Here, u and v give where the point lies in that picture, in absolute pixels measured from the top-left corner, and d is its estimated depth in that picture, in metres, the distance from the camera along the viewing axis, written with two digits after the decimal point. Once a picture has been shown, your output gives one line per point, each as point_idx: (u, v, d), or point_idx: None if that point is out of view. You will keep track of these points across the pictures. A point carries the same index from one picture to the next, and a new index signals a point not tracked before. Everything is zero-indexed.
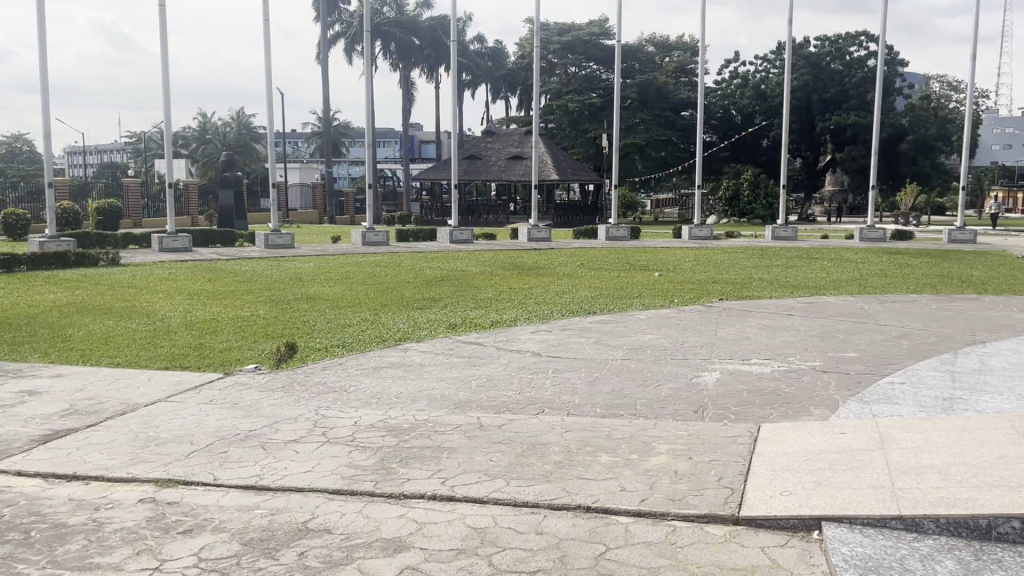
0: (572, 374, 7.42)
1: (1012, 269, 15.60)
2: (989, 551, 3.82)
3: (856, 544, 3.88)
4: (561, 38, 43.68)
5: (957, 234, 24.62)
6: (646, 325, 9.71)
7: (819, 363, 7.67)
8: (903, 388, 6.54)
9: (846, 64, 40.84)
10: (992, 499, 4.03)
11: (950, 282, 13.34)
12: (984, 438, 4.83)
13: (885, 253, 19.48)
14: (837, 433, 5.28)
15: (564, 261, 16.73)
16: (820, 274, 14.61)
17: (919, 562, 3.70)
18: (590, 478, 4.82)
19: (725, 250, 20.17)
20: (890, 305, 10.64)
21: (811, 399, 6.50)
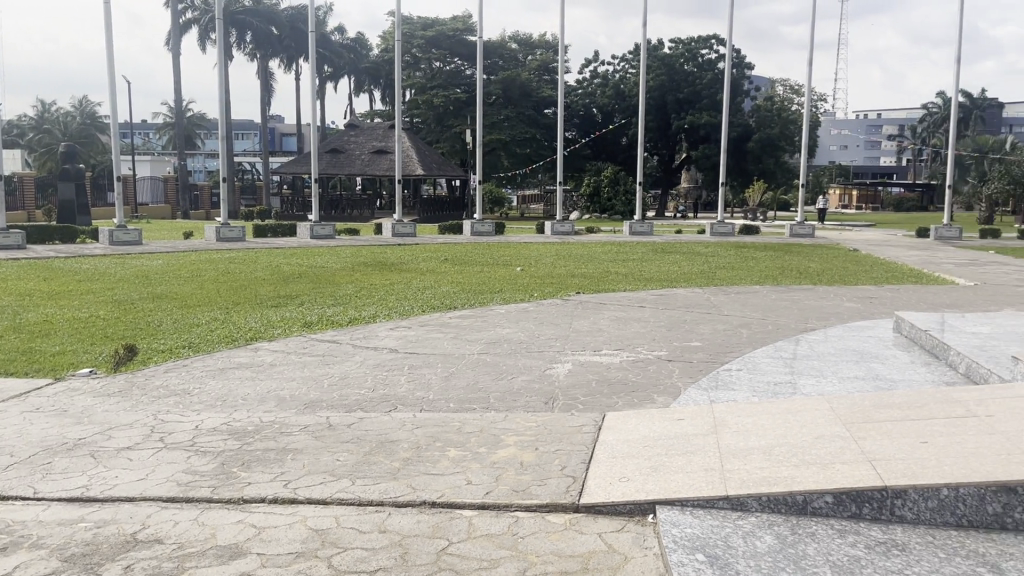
0: (428, 370, 7.41)
1: (845, 262, 16.78)
2: (804, 525, 4.06)
3: (686, 525, 4.05)
4: (424, 32, 43.54)
5: (798, 229, 26.24)
6: (504, 319, 9.82)
7: (665, 352, 7.99)
8: (740, 373, 6.93)
9: (698, 66, 42.70)
10: (808, 477, 4.29)
11: (789, 274, 14.21)
12: (805, 419, 5.18)
13: (733, 247, 20.51)
14: (675, 419, 5.53)
15: (428, 256, 16.70)
16: (673, 267, 15.21)
17: (741, 539, 3.90)
18: (436, 473, 4.82)
19: (586, 244, 20.64)
20: (734, 296, 11.22)
21: (656, 388, 6.75)
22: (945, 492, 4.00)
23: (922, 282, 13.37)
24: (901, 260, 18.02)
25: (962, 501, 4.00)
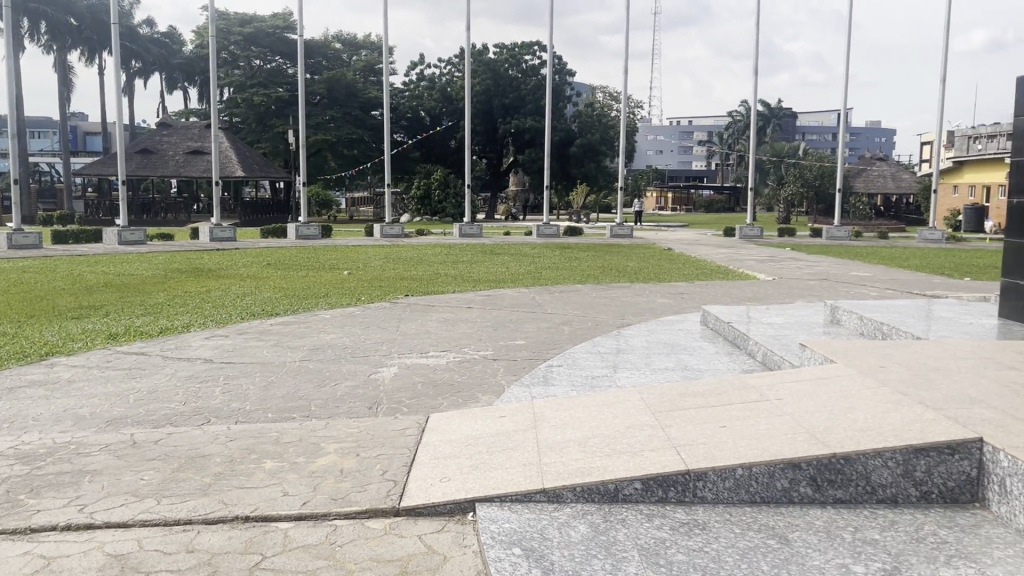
0: (246, 380, 7.11)
1: (660, 260, 17.72)
2: (616, 512, 4.22)
3: (504, 521, 4.11)
4: (242, 29, 41.85)
5: (618, 230, 27.45)
6: (328, 325, 9.60)
7: (490, 352, 8.10)
8: (560, 369, 7.14)
9: (522, 71, 43.73)
10: (619, 466, 4.47)
11: (609, 273, 14.82)
12: (618, 410, 5.41)
13: (558, 247, 21.16)
14: (496, 417, 5.61)
15: (249, 262, 16.05)
16: (500, 268, 15.47)
17: (556, 531, 4.00)
18: (250, 486, 4.63)
19: (414, 247, 20.59)
20: (557, 295, 11.56)
21: (480, 387, 6.83)
22: (740, 472, 4.27)
23: (728, 278, 14.36)
24: (709, 257, 19.26)
25: (755, 479, 4.27)
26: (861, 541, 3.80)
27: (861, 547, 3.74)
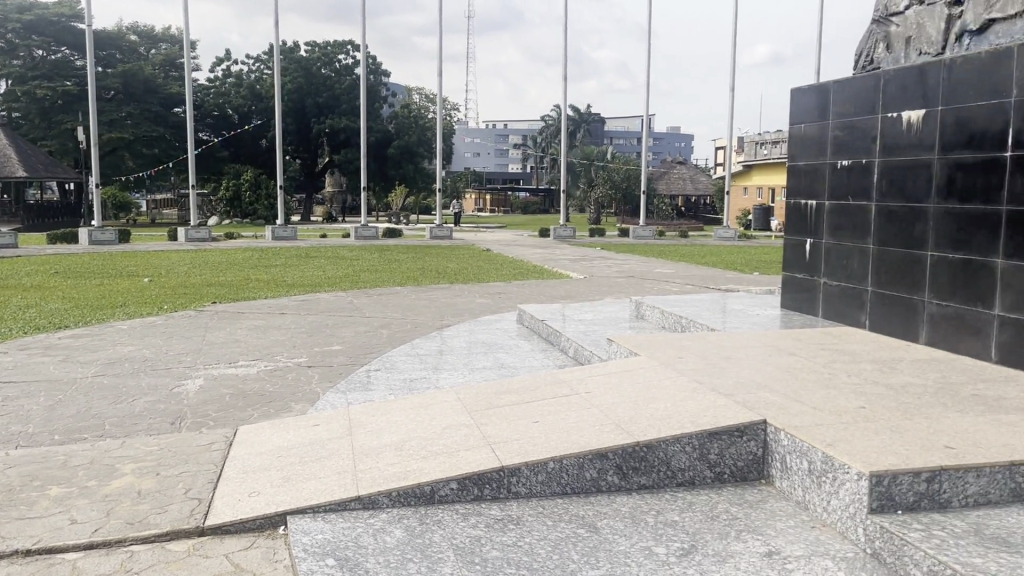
0: (28, 400, 6.46)
1: (477, 260, 17.99)
2: (432, 514, 4.22)
3: (317, 532, 3.99)
4: (20, 15, 38.18)
5: (437, 231, 27.66)
6: (127, 336, 8.94)
7: (304, 358, 7.85)
8: (377, 373, 7.04)
9: (335, 71, 43.03)
10: (434, 468, 4.46)
11: (428, 274, 14.87)
12: (435, 411, 5.42)
13: (376, 249, 20.95)
14: (310, 425, 5.45)
15: (33, 270, 14.65)
16: (316, 272, 15.09)
17: (371, 537, 3.93)
18: (31, 517, 4.21)
19: (223, 251, 19.65)
20: (374, 298, 11.42)
21: (292, 396, 6.60)
22: (551, 466, 4.39)
23: (542, 277, 14.80)
24: (525, 257, 19.78)
25: (566, 472, 4.41)
26: (662, 523, 4.01)
27: (662, 529, 3.95)
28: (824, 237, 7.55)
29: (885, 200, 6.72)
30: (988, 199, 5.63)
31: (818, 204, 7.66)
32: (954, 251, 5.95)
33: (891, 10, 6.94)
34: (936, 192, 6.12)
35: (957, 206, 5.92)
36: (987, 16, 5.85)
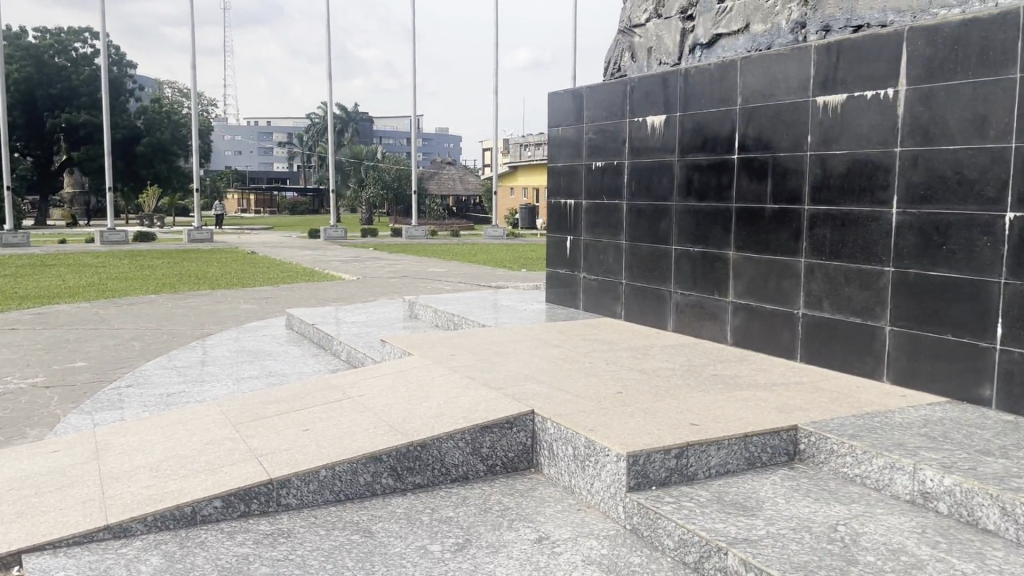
0: None
1: (241, 265, 17.17)
2: (194, 536, 3.90)
3: (58, 570, 3.53)
4: None
5: (196, 234, 26.04)
6: None
7: (42, 378, 7.05)
8: (129, 390, 6.47)
9: (72, 60, 39.17)
10: (196, 486, 4.13)
11: (186, 280, 13.94)
12: (194, 427, 5.06)
13: (125, 255, 19.32)
14: (47, 453, 4.88)
15: None
16: (54, 282, 13.62)
17: (124, 568, 3.55)
18: None
19: None
20: (125, 308, 10.51)
21: (27, 420, 5.89)
22: (323, 473, 4.22)
23: (312, 280, 14.40)
24: (292, 260, 19.16)
25: (338, 478, 4.26)
26: (437, 521, 4.02)
27: (437, 527, 3.95)
28: (583, 235, 7.97)
29: (635, 199, 7.22)
30: (720, 197, 6.22)
31: (576, 203, 8.08)
32: (694, 245, 6.52)
33: (633, 21, 7.42)
34: (678, 192, 6.66)
35: (695, 204, 6.48)
36: (713, 31, 6.42)
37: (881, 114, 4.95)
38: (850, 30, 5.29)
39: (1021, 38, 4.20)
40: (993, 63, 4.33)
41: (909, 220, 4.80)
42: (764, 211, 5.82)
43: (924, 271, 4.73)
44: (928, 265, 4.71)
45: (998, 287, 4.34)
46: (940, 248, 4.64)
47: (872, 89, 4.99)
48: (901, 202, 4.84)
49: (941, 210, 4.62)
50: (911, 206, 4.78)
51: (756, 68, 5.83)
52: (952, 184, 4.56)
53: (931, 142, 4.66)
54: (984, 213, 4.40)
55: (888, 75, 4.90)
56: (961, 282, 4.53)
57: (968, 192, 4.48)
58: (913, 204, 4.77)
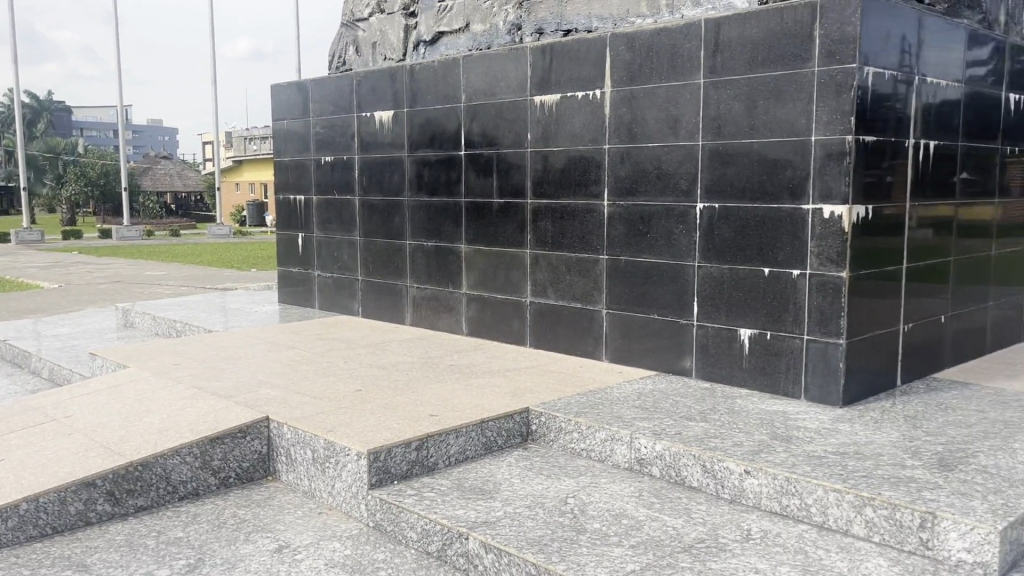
0: None
1: None
2: None
3: None
4: None
5: None
6: None
7: None
8: None
9: None
10: None
11: None
12: None
13: None
14: None
15: None
16: None
17: None
18: None
19: None
20: None
21: None
22: (24, 508, 3.69)
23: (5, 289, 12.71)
24: None
25: (43, 511, 3.75)
26: (165, 543, 3.71)
27: (165, 549, 3.65)
28: (314, 231, 7.79)
29: (366, 195, 7.18)
30: (449, 192, 6.37)
31: (306, 199, 7.86)
32: (427, 239, 6.61)
33: (356, 15, 7.35)
34: (408, 187, 6.72)
35: (426, 199, 6.58)
36: (436, 29, 6.53)
37: (590, 114, 5.33)
38: (560, 34, 5.63)
39: (702, 48, 4.73)
40: (681, 68, 4.83)
41: (618, 211, 5.24)
42: (491, 204, 6.05)
43: (632, 257, 5.19)
44: (635, 251, 5.17)
45: (693, 270, 4.87)
46: (645, 236, 5.11)
47: (582, 90, 5.36)
48: (611, 194, 5.27)
49: (644, 201, 5.09)
50: (620, 198, 5.22)
51: (478, 67, 6.03)
52: (653, 178, 5.04)
53: (634, 140, 5.10)
54: (679, 203, 4.91)
55: (595, 78, 5.28)
56: (663, 266, 5.03)
57: (666, 185, 4.97)
58: (621, 197, 5.21)
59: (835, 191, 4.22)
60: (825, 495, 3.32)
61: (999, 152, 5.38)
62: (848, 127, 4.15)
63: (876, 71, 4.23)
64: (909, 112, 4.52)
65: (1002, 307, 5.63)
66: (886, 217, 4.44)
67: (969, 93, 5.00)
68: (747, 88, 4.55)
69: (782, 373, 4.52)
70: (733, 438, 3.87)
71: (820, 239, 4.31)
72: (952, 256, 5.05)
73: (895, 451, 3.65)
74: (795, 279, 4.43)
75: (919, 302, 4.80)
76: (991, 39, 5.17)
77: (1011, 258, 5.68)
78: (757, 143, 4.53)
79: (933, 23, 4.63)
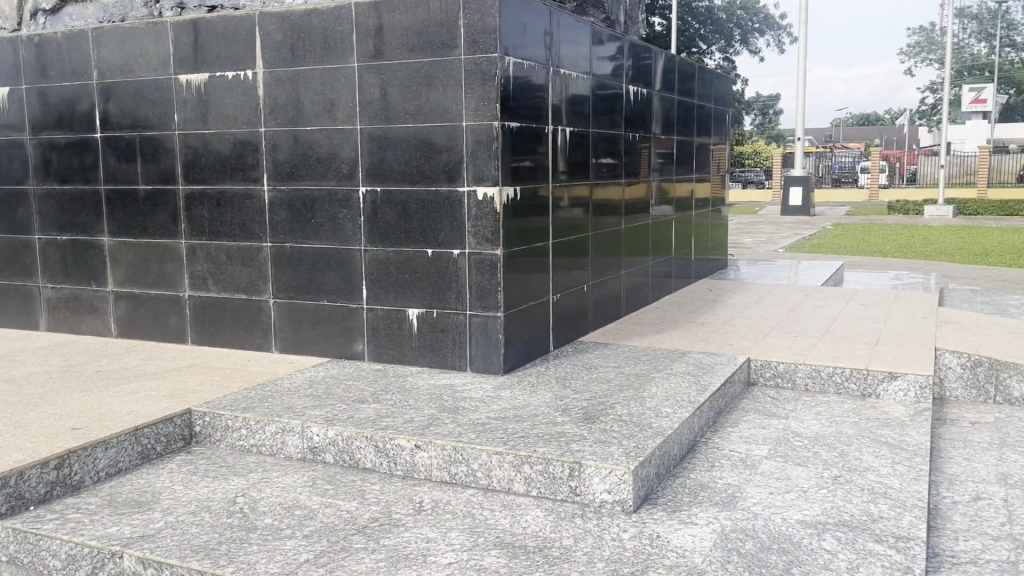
0: None
1: None
2: None
3: None
4: None
5: None
6: None
7: None
8: None
9: None
10: None
11: None
12: None
13: None
14: None
15: None
16: None
17: None
18: None
19: None
20: None
21: None
22: None
23: None
24: None
25: None
26: None
27: None
28: None
29: None
30: (85, 179, 5.72)
31: None
32: (61, 232, 5.88)
33: None
34: (34, 173, 5.91)
35: (57, 186, 5.84)
36: None
37: (243, 95, 5.09)
38: (204, 9, 5.22)
39: (354, 31, 4.73)
40: (334, 51, 4.79)
41: (279, 196, 5.08)
42: (137, 192, 5.55)
43: (297, 244, 5.07)
44: (300, 238, 5.06)
45: (359, 254, 4.89)
46: (309, 221, 5.02)
47: (232, 70, 5.09)
48: (271, 179, 5.09)
49: (306, 186, 4.99)
50: (279, 183, 5.06)
51: (111, 41, 5.45)
52: (312, 163, 4.95)
53: (292, 123, 4.97)
54: (341, 187, 4.89)
55: (245, 58, 5.04)
56: (329, 251, 4.98)
57: (327, 169, 4.91)
58: (281, 181, 5.06)
59: (486, 173, 4.48)
60: (489, 459, 3.53)
61: (623, 138, 6.07)
62: (495, 113, 4.42)
63: (515, 61, 4.54)
64: (547, 100, 4.92)
65: (632, 275, 6.39)
66: (532, 197, 4.81)
67: (596, 85, 5.57)
68: (399, 73, 4.65)
69: (449, 348, 4.72)
70: (404, 415, 3.95)
71: (476, 219, 4.55)
72: (589, 231, 5.62)
73: (548, 411, 3.98)
74: (456, 258, 4.63)
75: (565, 274, 5.28)
76: (611, 36, 5.80)
77: (637, 231, 6.46)
78: (413, 127, 4.65)
79: (562, 19, 5.07)
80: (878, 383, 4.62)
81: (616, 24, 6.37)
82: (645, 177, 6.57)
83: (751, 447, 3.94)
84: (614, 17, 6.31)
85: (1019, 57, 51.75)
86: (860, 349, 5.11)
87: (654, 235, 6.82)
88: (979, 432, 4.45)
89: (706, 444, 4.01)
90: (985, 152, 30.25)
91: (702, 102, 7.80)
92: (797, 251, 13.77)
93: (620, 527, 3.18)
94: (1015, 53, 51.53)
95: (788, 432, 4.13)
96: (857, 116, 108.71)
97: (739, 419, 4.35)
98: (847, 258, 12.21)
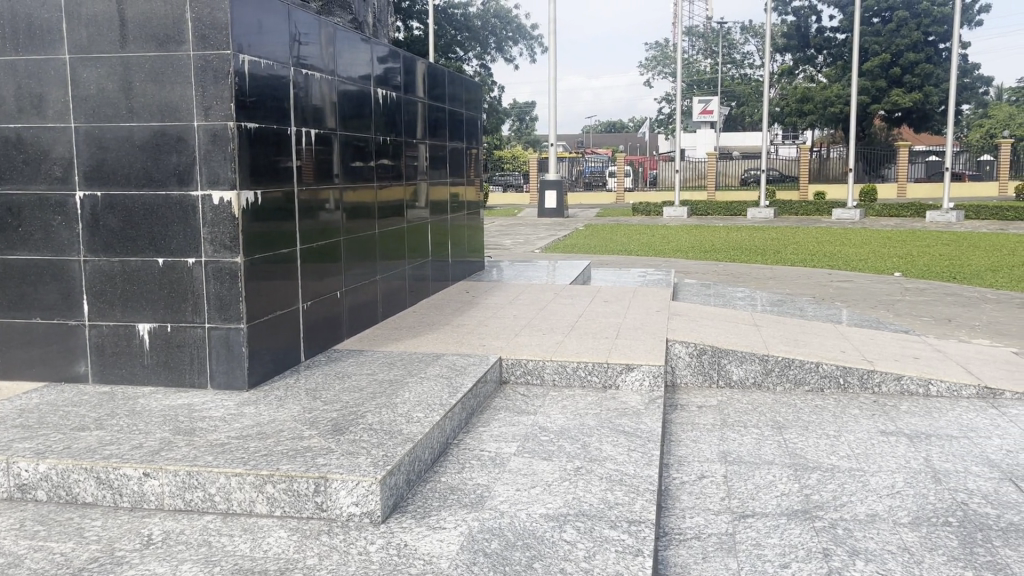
0: None
1: None
2: None
3: None
4: None
5: None
6: None
7: None
8: None
9: None
10: None
11: None
12: None
13: None
14: None
15: None
16: None
17: None
18: None
19: None
20: None
21: None
22: None
23: None
24: None
25: None
26: None
27: None
28: None
29: None
30: None
31: None
32: None
33: None
34: None
35: None
36: None
37: None
38: None
39: (63, 19, 4.26)
40: (41, 40, 4.28)
41: None
42: None
43: (2, 256, 4.51)
44: (5, 248, 4.50)
45: (77, 265, 4.43)
46: (16, 230, 4.47)
47: None
48: None
49: (11, 190, 4.44)
50: None
51: None
52: (18, 164, 4.41)
53: None
54: (54, 191, 4.39)
55: None
56: (41, 263, 4.46)
57: (35, 171, 4.40)
58: None
59: (221, 176, 4.21)
60: (227, 481, 3.30)
61: (374, 142, 5.98)
62: (229, 114, 4.16)
63: (251, 58, 4.31)
64: (289, 101, 4.72)
65: (389, 279, 6.33)
66: (275, 200, 4.59)
67: (341, 87, 5.42)
68: (118, 67, 4.26)
69: (186, 365, 4.39)
70: (131, 441, 3.61)
71: (212, 225, 4.26)
72: (341, 236, 5.49)
73: (294, 425, 3.81)
74: (190, 267, 4.32)
75: (316, 282, 5.11)
76: (358, 37, 5.69)
77: (393, 236, 6.41)
78: (137, 126, 4.28)
79: (303, 18, 4.89)
80: (618, 374, 4.92)
81: (364, 26, 6.29)
82: (400, 181, 6.55)
83: (501, 446, 4.02)
84: (362, 19, 6.23)
85: (737, 74, 58.03)
86: (602, 343, 5.41)
87: (410, 239, 6.82)
88: (705, 414, 4.86)
89: (458, 446, 4.04)
90: (714, 157, 33.56)
91: (454, 106, 7.90)
92: (550, 250, 14.45)
93: (367, 540, 3.10)
94: (734, 69, 57.82)
95: (536, 428, 4.27)
96: (605, 123, 116.67)
97: (489, 418, 4.43)
98: (594, 257, 12.99)
